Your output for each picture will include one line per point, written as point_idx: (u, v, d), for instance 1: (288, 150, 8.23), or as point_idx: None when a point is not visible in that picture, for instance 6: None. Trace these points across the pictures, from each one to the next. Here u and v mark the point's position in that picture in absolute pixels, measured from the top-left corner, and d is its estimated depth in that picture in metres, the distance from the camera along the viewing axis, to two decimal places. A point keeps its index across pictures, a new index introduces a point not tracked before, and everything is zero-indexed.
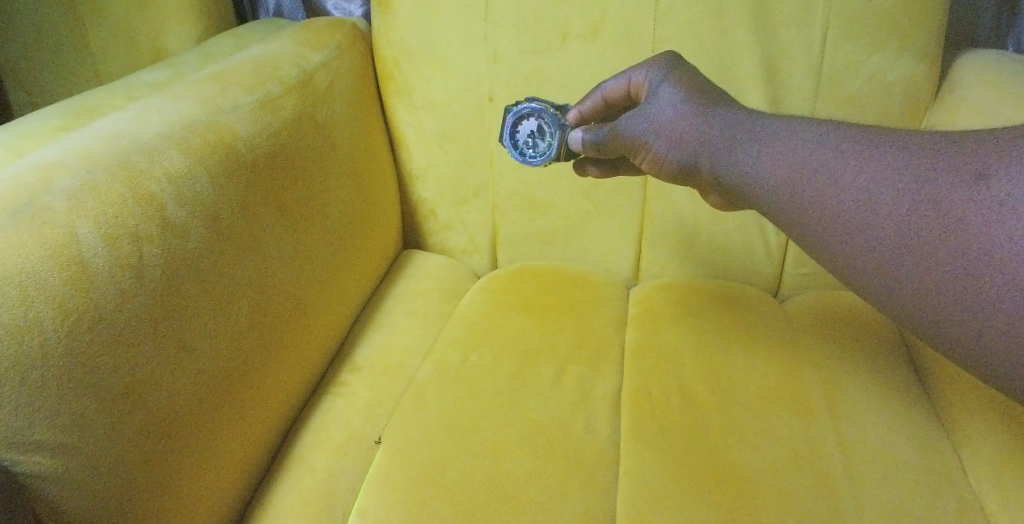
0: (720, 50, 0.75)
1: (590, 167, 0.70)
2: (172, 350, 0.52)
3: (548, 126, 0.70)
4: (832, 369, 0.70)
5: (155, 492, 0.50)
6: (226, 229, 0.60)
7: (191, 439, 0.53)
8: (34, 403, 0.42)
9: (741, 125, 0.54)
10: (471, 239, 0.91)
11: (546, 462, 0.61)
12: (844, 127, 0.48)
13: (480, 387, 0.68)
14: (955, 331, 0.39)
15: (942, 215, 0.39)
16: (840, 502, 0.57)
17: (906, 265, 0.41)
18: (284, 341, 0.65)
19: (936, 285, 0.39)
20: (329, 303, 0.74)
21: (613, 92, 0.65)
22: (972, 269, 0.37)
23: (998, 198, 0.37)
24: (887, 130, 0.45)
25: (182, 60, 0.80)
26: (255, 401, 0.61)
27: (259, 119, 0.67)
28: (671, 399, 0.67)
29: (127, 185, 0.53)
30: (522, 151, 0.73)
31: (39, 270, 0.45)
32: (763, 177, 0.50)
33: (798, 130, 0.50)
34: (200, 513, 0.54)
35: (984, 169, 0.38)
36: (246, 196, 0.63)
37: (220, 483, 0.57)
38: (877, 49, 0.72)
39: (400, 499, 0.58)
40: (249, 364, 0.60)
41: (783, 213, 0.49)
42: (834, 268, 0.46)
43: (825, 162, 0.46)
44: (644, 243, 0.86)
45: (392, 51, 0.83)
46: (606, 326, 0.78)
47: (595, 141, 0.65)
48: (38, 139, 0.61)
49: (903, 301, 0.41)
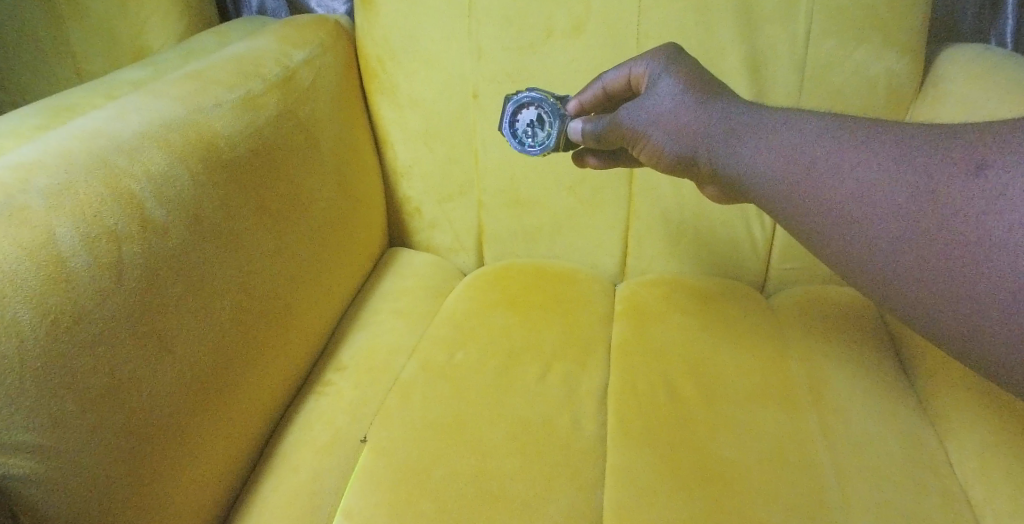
0: (703, 45, 0.75)
1: (589, 159, 0.70)
2: (155, 350, 0.52)
3: (548, 115, 0.69)
4: (818, 363, 0.70)
5: (140, 493, 0.50)
6: (207, 227, 0.59)
7: (176, 439, 0.53)
8: (13, 404, 0.42)
9: (737, 117, 0.54)
10: (457, 237, 0.91)
11: (531, 459, 0.61)
12: (842, 119, 0.48)
13: (465, 385, 0.68)
14: (951, 322, 0.39)
15: (940, 207, 0.39)
16: (825, 496, 0.57)
17: (905, 257, 0.41)
18: (269, 339, 0.65)
19: (933, 277, 0.39)
20: (314, 299, 0.74)
21: (614, 83, 0.64)
22: (970, 262, 0.37)
23: (995, 190, 0.37)
24: (884, 121, 0.45)
25: (162, 60, 0.79)
26: (240, 400, 0.61)
27: (241, 116, 0.66)
28: (656, 395, 0.67)
29: (107, 185, 0.53)
30: (521, 140, 0.72)
31: (17, 269, 0.45)
32: (763, 169, 0.50)
33: (798, 122, 0.50)
34: (186, 512, 0.54)
35: (983, 160, 0.38)
36: (229, 195, 0.62)
37: (204, 484, 0.57)
38: (860, 43, 0.72)
39: (386, 498, 0.58)
40: (233, 363, 0.60)
41: (778, 205, 0.49)
42: (830, 260, 0.46)
43: (822, 154, 0.46)
44: (629, 239, 0.86)
45: (376, 49, 0.83)
46: (592, 322, 0.78)
47: (595, 132, 0.64)
48: (16, 139, 0.61)
49: (902, 294, 0.41)
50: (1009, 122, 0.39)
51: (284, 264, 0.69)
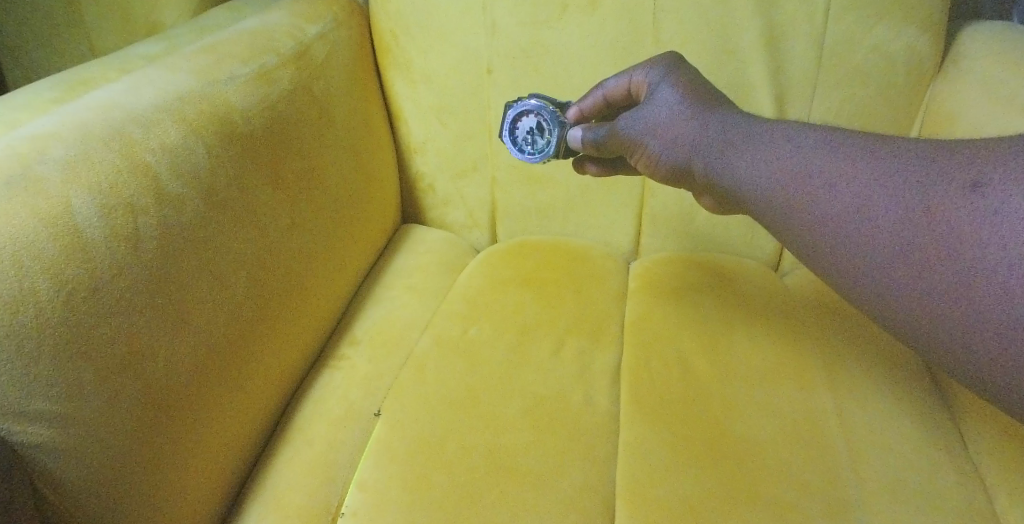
0: (720, 22, 0.74)
1: (589, 167, 0.70)
2: (171, 333, 0.53)
3: (547, 123, 0.68)
4: (831, 341, 0.70)
5: (155, 479, 0.50)
6: (223, 214, 0.59)
7: (189, 425, 0.54)
8: (29, 372, 0.43)
9: (737, 128, 0.54)
10: (470, 214, 0.91)
11: (545, 433, 0.61)
12: (839, 134, 0.48)
13: (479, 360, 0.69)
14: (946, 339, 0.39)
15: (936, 222, 0.39)
16: (838, 473, 0.58)
17: (901, 274, 0.41)
18: (284, 336, 0.66)
19: (931, 290, 0.39)
20: (329, 295, 0.74)
21: (614, 91, 0.64)
22: (967, 279, 0.37)
23: (992, 207, 0.37)
24: (883, 137, 0.46)
25: (176, 35, 0.78)
26: (252, 390, 0.61)
27: (256, 90, 0.66)
28: (669, 371, 0.67)
29: (123, 156, 0.53)
30: (521, 147, 0.71)
31: (35, 239, 0.45)
32: (759, 181, 0.50)
33: (794, 135, 0.50)
34: (195, 497, 0.54)
35: (980, 177, 0.38)
36: (246, 184, 0.62)
37: (218, 474, 0.57)
38: (880, 20, 0.71)
39: (399, 470, 0.58)
40: (246, 355, 0.60)
41: (777, 218, 0.49)
42: (827, 274, 0.46)
43: (822, 167, 0.46)
44: (644, 217, 0.86)
45: (389, 24, 0.82)
46: (605, 299, 0.78)
47: (594, 140, 0.64)
48: (30, 111, 0.61)
49: (898, 308, 0.41)
50: (1008, 139, 0.38)
51: (302, 260, 0.69)
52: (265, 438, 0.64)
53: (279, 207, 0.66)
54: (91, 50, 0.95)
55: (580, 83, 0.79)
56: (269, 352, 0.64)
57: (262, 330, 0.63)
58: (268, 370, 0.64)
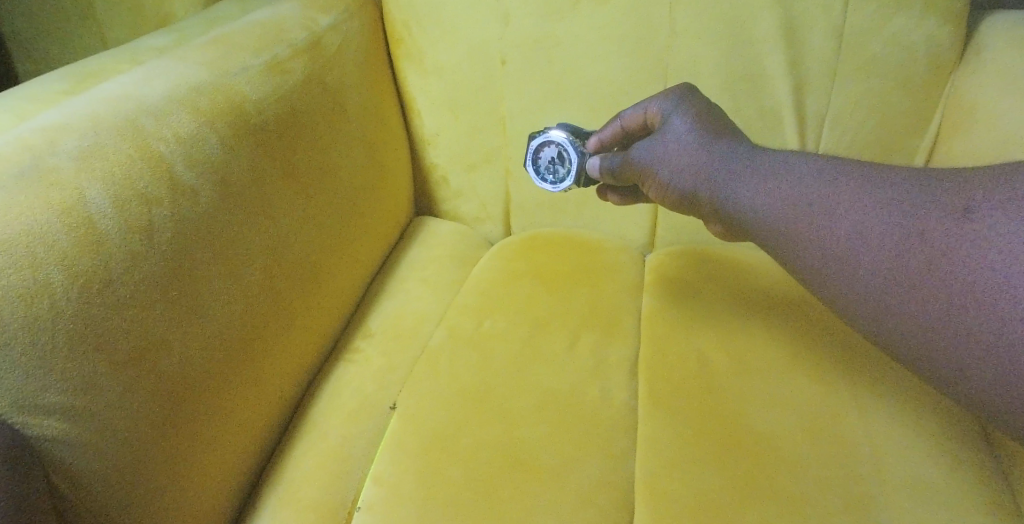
0: (738, 12, 0.73)
1: (610, 196, 0.70)
2: (190, 332, 0.52)
3: (568, 153, 0.67)
4: (852, 334, 0.69)
5: (173, 478, 0.50)
6: (241, 216, 0.59)
7: (205, 426, 0.53)
8: (44, 364, 0.42)
9: (740, 155, 0.55)
10: (483, 207, 0.90)
11: (562, 427, 0.60)
12: (837, 163, 0.50)
13: (494, 353, 0.68)
14: (943, 359, 0.40)
15: (929, 246, 0.41)
16: (860, 467, 0.57)
17: (900, 299, 0.42)
18: (299, 339, 0.65)
19: (927, 313, 0.41)
20: (342, 294, 0.73)
21: (632, 121, 0.63)
22: (962, 301, 0.39)
23: (982, 232, 0.38)
24: (881, 166, 0.47)
25: (188, 26, 0.78)
26: (267, 396, 0.61)
27: (268, 81, 0.66)
28: (687, 364, 0.67)
29: (135, 147, 0.52)
30: (542, 176, 0.70)
31: (48, 229, 0.45)
32: (760, 209, 0.51)
33: (795, 164, 0.52)
34: (208, 499, 0.54)
35: (969, 205, 0.40)
36: (265, 185, 0.62)
37: (231, 473, 0.56)
38: (900, 9, 0.70)
39: (415, 464, 0.58)
40: (263, 359, 0.60)
41: (782, 246, 0.50)
42: (829, 298, 0.48)
43: (820, 197, 0.48)
44: (659, 209, 0.85)
45: (401, 15, 0.82)
46: (621, 291, 0.77)
47: (611, 167, 0.63)
48: (41, 102, 0.60)
49: (899, 329, 0.43)
50: (997, 167, 0.41)
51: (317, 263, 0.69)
52: (278, 437, 0.63)
53: (297, 210, 0.66)
54: (101, 39, 0.94)
55: (594, 74, 0.79)
56: (285, 358, 0.63)
57: (280, 337, 0.63)
58: (281, 376, 0.63)
